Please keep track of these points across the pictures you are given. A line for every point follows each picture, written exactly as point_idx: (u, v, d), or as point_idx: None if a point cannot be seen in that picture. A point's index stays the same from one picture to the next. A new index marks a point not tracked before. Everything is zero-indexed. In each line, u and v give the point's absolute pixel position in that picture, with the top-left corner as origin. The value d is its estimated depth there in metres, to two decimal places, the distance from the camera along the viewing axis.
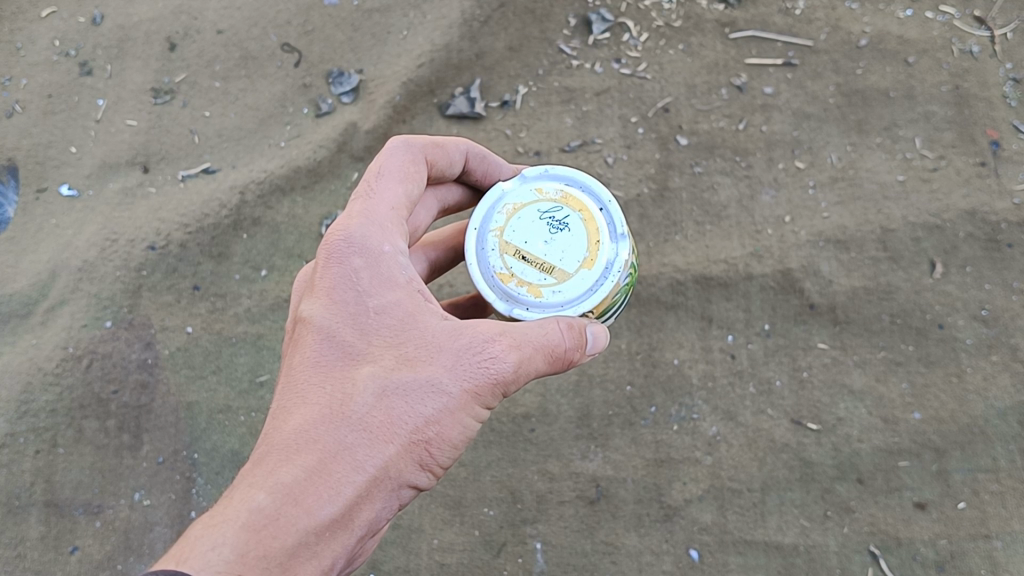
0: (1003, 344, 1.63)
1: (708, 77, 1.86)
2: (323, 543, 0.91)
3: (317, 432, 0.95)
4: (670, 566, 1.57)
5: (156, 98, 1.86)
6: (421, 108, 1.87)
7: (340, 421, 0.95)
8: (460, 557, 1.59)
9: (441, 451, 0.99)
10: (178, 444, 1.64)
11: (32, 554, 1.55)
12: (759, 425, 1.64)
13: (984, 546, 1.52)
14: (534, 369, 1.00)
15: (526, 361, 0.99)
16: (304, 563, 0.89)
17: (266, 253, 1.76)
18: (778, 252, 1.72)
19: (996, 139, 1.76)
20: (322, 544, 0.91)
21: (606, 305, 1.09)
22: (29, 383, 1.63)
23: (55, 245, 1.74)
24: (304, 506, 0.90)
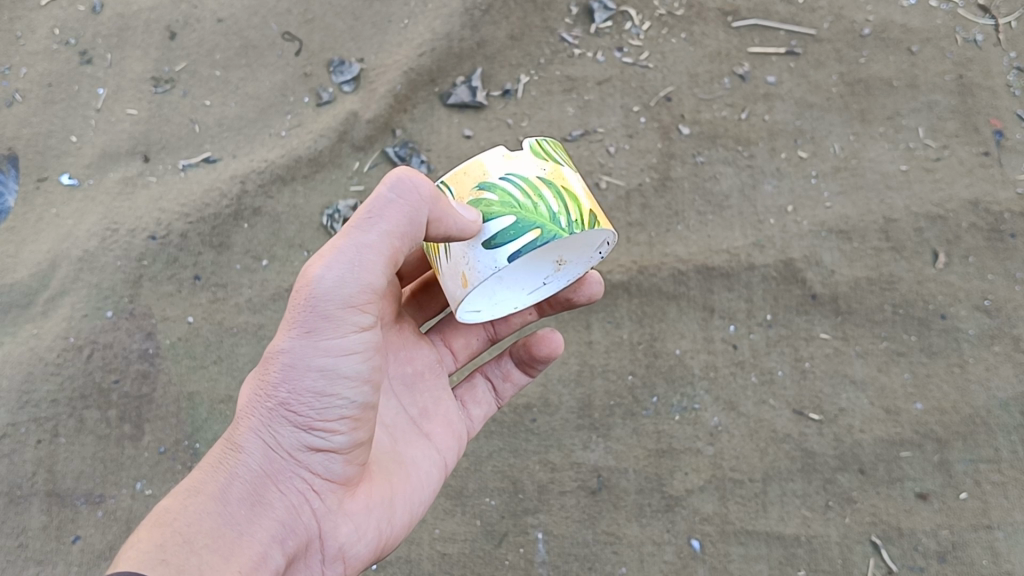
0: (1006, 335, 1.65)
1: (710, 66, 1.85)
2: (234, 518, 1.00)
3: (225, 440, 1.07)
4: (672, 556, 1.58)
5: (156, 87, 1.85)
6: (422, 98, 1.86)
7: (234, 424, 1.07)
8: (462, 547, 1.58)
9: (322, 392, 1.02)
10: (180, 434, 1.63)
11: (33, 544, 1.56)
12: (761, 415, 1.64)
13: (986, 536, 1.55)
14: (351, 264, 0.99)
15: (335, 269, 0.98)
16: (220, 536, 0.98)
17: (268, 243, 1.75)
18: (780, 242, 1.72)
19: (1000, 129, 1.77)
20: (234, 519, 1.00)
21: (472, 196, 1.09)
22: (30, 373, 1.63)
23: (56, 235, 1.74)
24: (203, 496, 1.01)
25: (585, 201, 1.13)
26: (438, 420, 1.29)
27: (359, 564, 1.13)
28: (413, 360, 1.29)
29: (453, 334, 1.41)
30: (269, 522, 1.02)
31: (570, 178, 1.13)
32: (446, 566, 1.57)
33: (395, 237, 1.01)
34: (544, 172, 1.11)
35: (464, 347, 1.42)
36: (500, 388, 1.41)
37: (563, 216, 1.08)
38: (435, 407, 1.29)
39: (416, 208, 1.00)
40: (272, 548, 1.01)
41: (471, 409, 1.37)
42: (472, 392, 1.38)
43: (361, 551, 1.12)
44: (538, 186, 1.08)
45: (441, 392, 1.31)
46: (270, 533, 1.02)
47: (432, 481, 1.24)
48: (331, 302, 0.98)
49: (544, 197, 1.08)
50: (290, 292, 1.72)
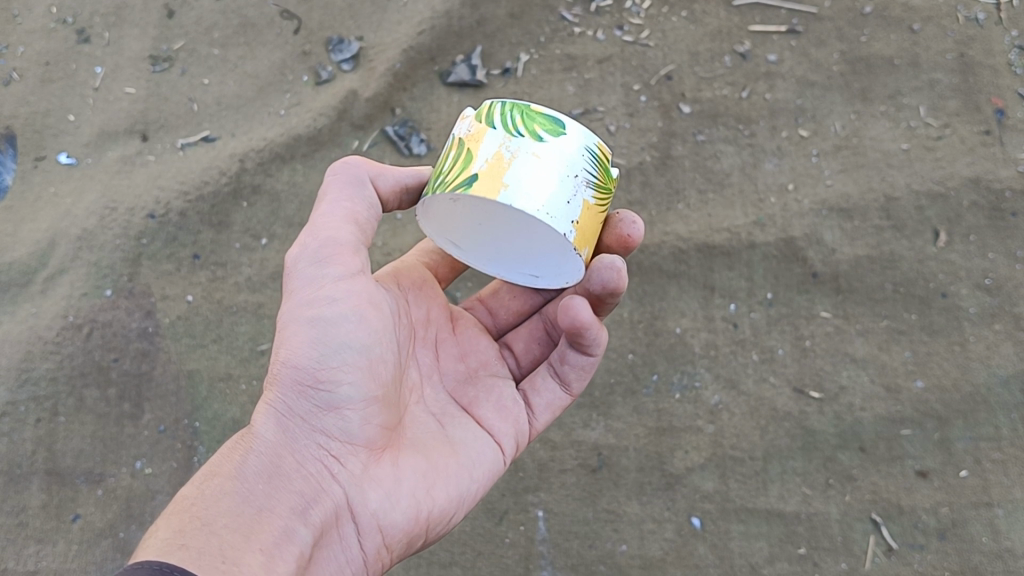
0: (1006, 314, 1.65)
1: (711, 45, 1.85)
2: (255, 494, 1.00)
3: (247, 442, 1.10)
4: (672, 533, 1.58)
5: (155, 66, 1.84)
6: (421, 76, 1.85)
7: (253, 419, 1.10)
8: (462, 526, 1.58)
9: (320, 351, 1.06)
10: (179, 413, 1.63)
11: (34, 522, 1.55)
12: (762, 393, 1.63)
13: (986, 513, 1.55)
14: (312, 225, 1.11)
15: (307, 241, 1.10)
16: (240, 515, 0.97)
17: (267, 222, 1.75)
18: (781, 220, 1.72)
19: (1001, 107, 1.76)
20: (252, 493, 1.00)
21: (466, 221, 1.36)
22: (29, 352, 1.62)
23: (54, 214, 1.73)
24: (221, 476, 1.01)
25: (483, 164, 1.07)
26: (492, 403, 1.25)
27: (403, 539, 1.09)
28: (464, 358, 1.29)
29: (515, 337, 1.37)
30: (289, 493, 1.02)
31: (489, 141, 1.08)
32: (447, 543, 1.57)
33: (353, 204, 1.13)
34: (467, 133, 1.11)
35: (526, 353, 1.35)
36: (561, 372, 1.27)
37: (444, 176, 1.11)
38: (490, 393, 1.26)
39: (357, 174, 1.15)
40: (296, 520, 1.00)
41: (532, 397, 1.29)
42: (533, 381, 1.30)
43: (401, 520, 1.08)
44: (455, 145, 1.13)
45: (500, 384, 1.28)
46: (290, 504, 1.01)
47: (487, 457, 1.20)
48: (308, 267, 1.09)
49: (450, 157, 1.13)
50: None
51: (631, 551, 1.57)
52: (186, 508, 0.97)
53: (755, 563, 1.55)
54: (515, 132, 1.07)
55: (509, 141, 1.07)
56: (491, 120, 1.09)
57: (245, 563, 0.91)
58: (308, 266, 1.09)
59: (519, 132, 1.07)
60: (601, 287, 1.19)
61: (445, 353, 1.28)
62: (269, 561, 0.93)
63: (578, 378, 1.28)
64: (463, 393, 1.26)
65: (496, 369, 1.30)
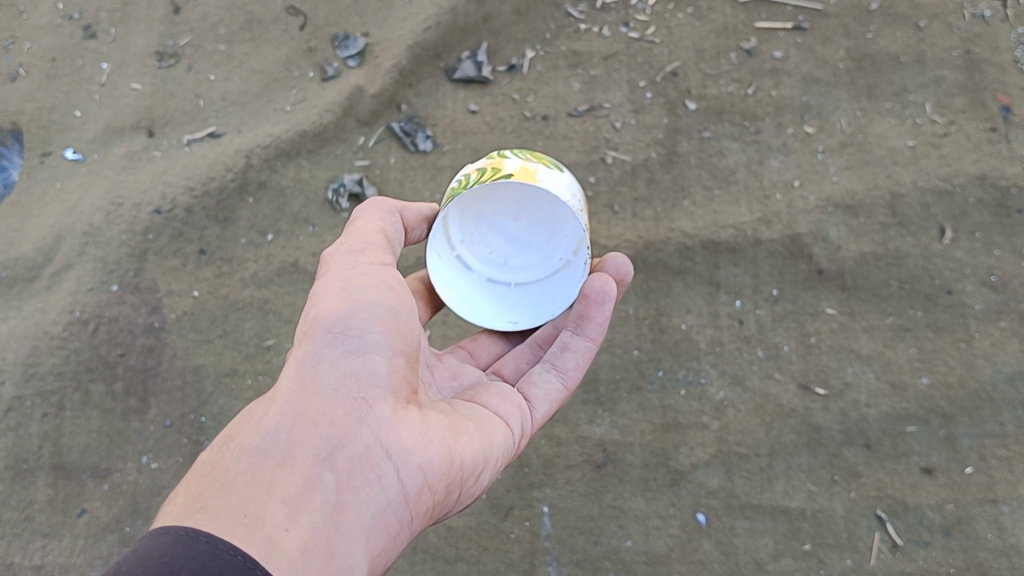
0: (1013, 310, 1.65)
1: (717, 41, 1.84)
2: (282, 442, 1.00)
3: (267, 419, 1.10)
4: (677, 529, 1.58)
5: (160, 62, 1.84)
6: (427, 73, 1.85)
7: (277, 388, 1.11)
8: (468, 521, 1.58)
9: (344, 313, 1.10)
10: (186, 408, 1.64)
11: (40, 517, 1.57)
12: (767, 390, 1.63)
13: (992, 510, 1.55)
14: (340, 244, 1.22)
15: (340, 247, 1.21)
16: (262, 470, 0.97)
17: (272, 218, 1.75)
18: (787, 217, 1.71)
19: (1007, 105, 1.76)
20: (275, 445, 1.00)
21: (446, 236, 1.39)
22: (36, 347, 1.63)
23: (60, 210, 1.73)
24: (241, 440, 1.01)
25: (514, 167, 1.23)
26: (495, 393, 1.29)
27: (434, 491, 1.07)
28: (457, 377, 1.35)
29: (503, 364, 1.42)
30: (315, 438, 1.01)
31: (512, 163, 1.25)
32: (452, 538, 1.57)
33: (385, 219, 1.26)
34: (484, 165, 1.28)
35: (517, 374, 1.41)
36: (560, 360, 1.37)
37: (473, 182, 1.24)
38: (492, 388, 1.31)
39: (389, 205, 1.29)
40: (322, 467, 0.99)
41: (533, 390, 1.34)
42: (529, 378, 1.36)
43: (433, 460, 1.06)
44: (471, 172, 1.28)
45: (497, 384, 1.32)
46: (315, 448, 1.00)
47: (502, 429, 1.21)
48: (340, 264, 1.18)
49: (469, 178, 1.26)
50: (295, 266, 1.72)
51: (636, 546, 1.57)
52: (208, 473, 0.98)
53: (759, 559, 1.56)
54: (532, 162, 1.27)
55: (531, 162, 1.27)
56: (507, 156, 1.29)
57: (268, 515, 0.91)
58: (342, 262, 1.18)
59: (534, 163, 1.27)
60: (615, 272, 1.39)
61: (438, 371, 1.34)
62: (292, 511, 0.93)
63: (576, 366, 1.38)
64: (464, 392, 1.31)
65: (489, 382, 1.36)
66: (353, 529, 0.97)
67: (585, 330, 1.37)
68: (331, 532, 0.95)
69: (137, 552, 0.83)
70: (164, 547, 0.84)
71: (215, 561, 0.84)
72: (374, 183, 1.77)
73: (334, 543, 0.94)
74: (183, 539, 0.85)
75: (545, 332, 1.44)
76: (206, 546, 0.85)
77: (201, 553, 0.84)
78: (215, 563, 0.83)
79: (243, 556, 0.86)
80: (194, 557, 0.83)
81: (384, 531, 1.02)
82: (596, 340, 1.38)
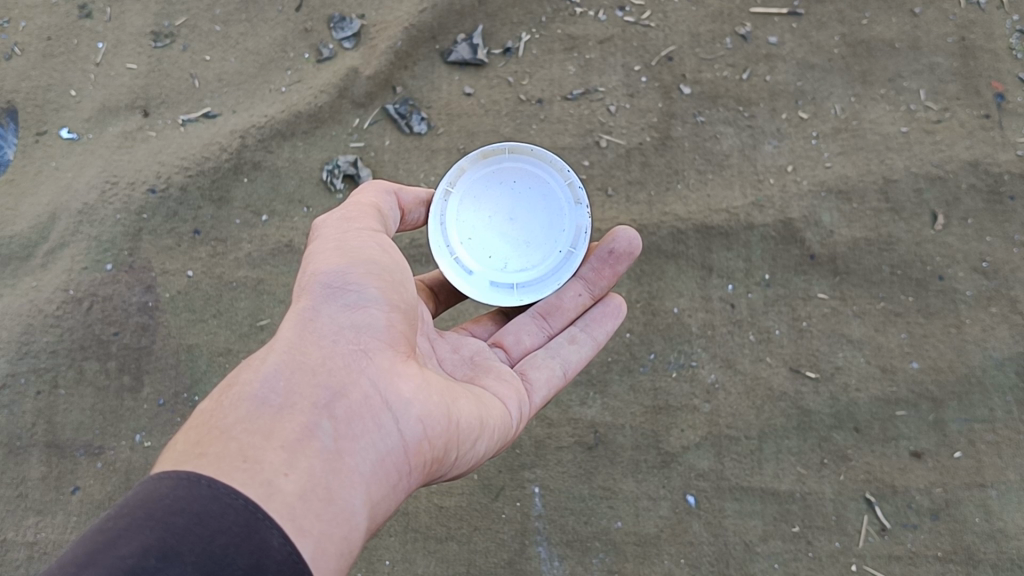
0: (1003, 296, 1.65)
1: (712, 26, 1.84)
2: (282, 389, 1.00)
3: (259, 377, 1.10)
4: (667, 511, 1.59)
5: (156, 42, 1.85)
6: (423, 55, 1.85)
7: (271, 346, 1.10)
8: (459, 501, 1.60)
9: (340, 272, 1.12)
10: (179, 387, 1.64)
11: (34, 494, 1.58)
12: (758, 373, 1.64)
13: (980, 494, 1.56)
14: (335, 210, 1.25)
15: (332, 217, 1.21)
16: (263, 414, 0.97)
17: (267, 198, 1.75)
18: (780, 202, 1.72)
19: (1001, 91, 1.77)
20: (275, 392, 1.00)
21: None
22: (30, 325, 1.64)
23: (55, 188, 1.73)
24: (240, 386, 1.01)
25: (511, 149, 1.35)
26: (495, 377, 1.30)
27: (432, 448, 1.07)
28: (459, 349, 1.34)
29: (503, 334, 1.41)
30: (314, 387, 1.01)
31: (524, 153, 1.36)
32: (443, 518, 1.59)
33: (377, 198, 1.25)
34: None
35: (517, 344, 1.40)
36: (564, 351, 1.39)
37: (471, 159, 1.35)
38: (491, 372, 1.31)
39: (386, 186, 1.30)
40: (321, 415, 0.99)
41: (532, 372, 1.35)
42: (532, 360, 1.37)
43: (434, 418, 1.07)
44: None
45: (496, 364, 1.34)
46: (315, 398, 1.01)
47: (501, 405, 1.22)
48: (332, 232, 1.18)
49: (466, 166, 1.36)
50: (289, 246, 1.72)
51: (626, 527, 1.58)
52: (204, 420, 0.97)
53: (748, 541, 1.57)
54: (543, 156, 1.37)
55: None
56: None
57: (268, 459, 0.91)
58: (336, 227, 1.18)
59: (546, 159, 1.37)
60: (626, 245, 1.41)
61: (441, 344, 1.33)
62: (292, 457, 0.93)
63: (578, 359, 1.39)
64: (462, 370, 1.30)
65: (489, 356, 1.36)
66: (351, 476, 0.97)
67: (591, 330, 1.41)
68: (330, 477, 0.95)
69: (137, 499, 0.82)
70: (166, 490, 0.83)
71: (216, 503, 0.83)
72: (368, 165, 1.78)
73: (333, 488, 0.94)
74: (184, 482, 0.84)
75: (548, 301, 1.42)
76: (208, 489, 0.84)
77: (203, 496, 0.83)
78: (217, 505, 0.82)
79: (244, 498, 0.85)
80: (196, 499, 0.82)
81: (382, 484, 1.01)
82: (599, 344, 1.42)
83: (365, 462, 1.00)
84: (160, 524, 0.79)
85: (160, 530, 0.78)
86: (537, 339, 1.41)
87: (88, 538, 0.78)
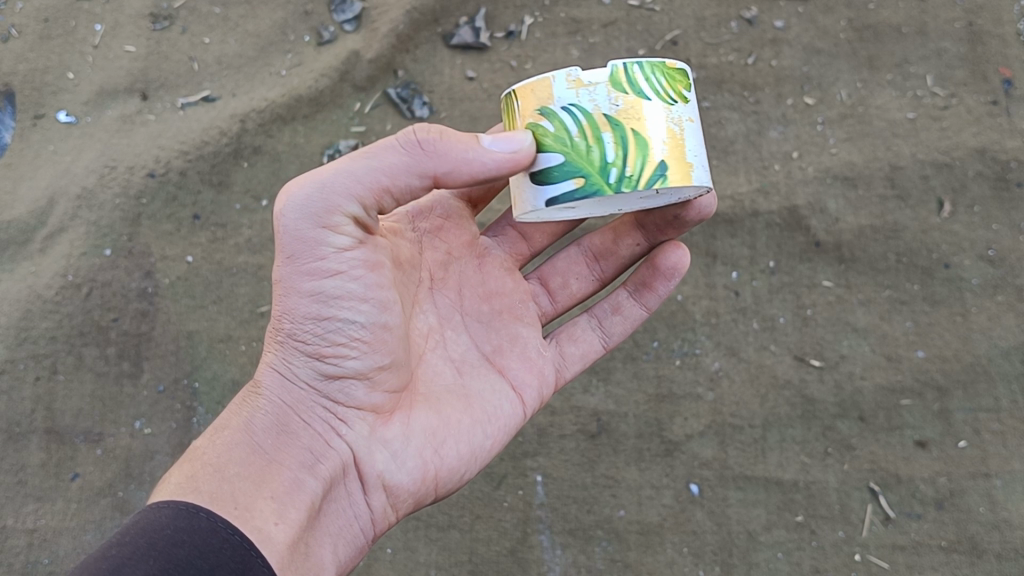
0: (1009, 285, 1.64)
1: (718, 10, 1.81)
2: (259, 449, 1.08)
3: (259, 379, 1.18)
4: (670, 500, 1.58)
5: (156, 24, 1.82)
6: (424, 38, 1.83)
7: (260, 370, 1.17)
8: (460, 489, 1.58)
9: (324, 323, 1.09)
10: (179, 373, 1.63)
11: (33, 480, 1.57)
12: (762, 361, 1.63)
13: (984, 484, 1.55)
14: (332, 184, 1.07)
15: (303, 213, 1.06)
16: (249, 465, 1.05)
17: (268, 182, 1.73)
18: (785, 188, 1.71)
19: (1009, 78, 1.74)
20: (258, 449, 1.08)
21: (532, 118, 1.06)
22: (28, 310, 1.62)
23: (54, 172, 1.72)
24: (231, 429, 1.10)
25: (665, 147, 1.04)
26: (518, 353, 1.27)
27: (413, 495, 1.15)
28: (489, 297, 1.29)
29: (549, 274, 1.40)
30: (293, 448, 1.08)
31: (655, 117, 1.04)
32: (444, 506, 1.58)
33: (390, 177, 1.06)
34: (616, 109, 1.03)
35: (563, 288, 1.40)
36: (609, 322, 1.38)
37: (616, 168, 1.03)
38: (515, 343, 1.28)
39: (425, 149, 1.06)
40: (302, 473, 1.07)
41: (568, 347, 1.36)
42: (572, 332, 1.37)
43: (408, 479, 1.14)
44: (599, 126, 1.03)
45: (523, 330, 1.29)
46: (297, 458, 1.08)
47: (502, 411, 1.22)
48: (305, 243, 1.05)
49: (600, 141, 1.03)
50: None
51: (629, 516, 1.57)
52: (200, 458, 1.07)
53: (751, 530, 1.56)
54: (671, 99, 1.06)
55: (670, 111, 1.06)
56: (639, 87, 1.04)
57: (256, 509, 1.00)
58: (304, 238, 1.05)
59: (671, 99, 1.06)
60: (697, 214, 1.28)
61: (470, 291, 1.28)
62: (280, 508, 1.02)
63: (620, 333, 1.39)
64: (486, 338, 1.26)
65: (520, 309, 1.31)
66: (327, 534, 1.08)
67: (642, 299, 1.37)
68: (309, 537, 1.05)
69: (141, 527, 0.93)
70: (166, 520, 0.94)
71: (216, 537, 0.94)
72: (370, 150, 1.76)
73: (311, 545, 1.05)
74: (183, 512, 0.96)
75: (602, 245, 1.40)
76: (205, 521, 0.95)
77: (200, 528, 0.94)
78: (214, 539, 0.94)
79: (240, 534, 0.96)
80: (194, 531, 0.94)
81: (359, 530, 1.13)
82: (650, 310, 1.38)
83: (336, 521, 1.10)
84: (162, 554, 0.90)
85: (162, 560, 0.89)
86: (585, 283, 1.41)
87: (96, 559, 0.90)
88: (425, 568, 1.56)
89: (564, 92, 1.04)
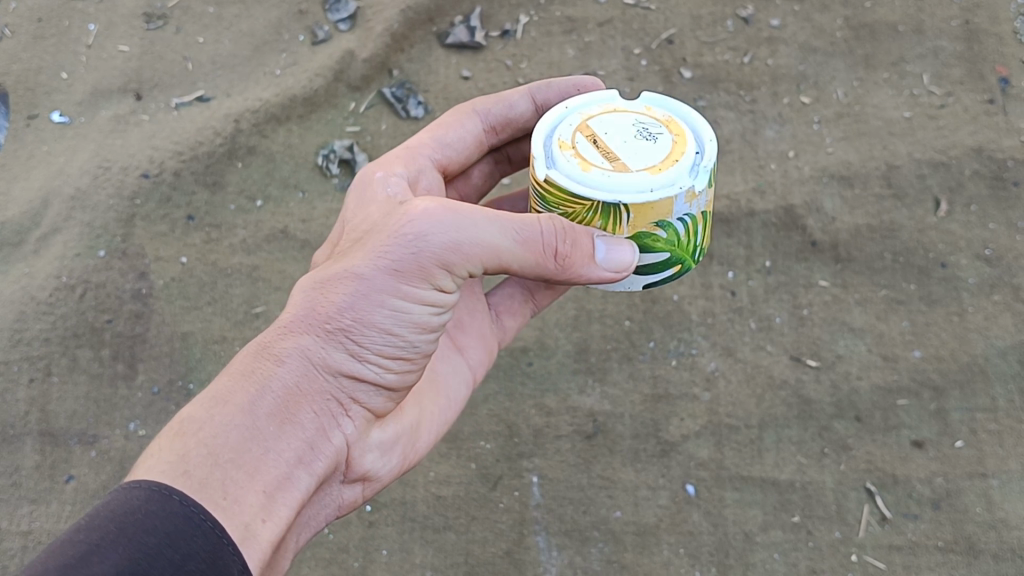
0: (1005, 284, 1.63)
1: (713, 9, 1.89)
2: (262, 436, 0.91)
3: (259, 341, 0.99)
4: (666, 500, 1.53)
5: (148, 24, 1.87)
6: (419, 38, 1.87)
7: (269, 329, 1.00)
8: (456, 490, 1.55)
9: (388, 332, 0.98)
10: (173, 374, 1.57)
11: (27, 483, 1.49)
12: (759, 361, 1.63)
13: (981, 484, 1.50)
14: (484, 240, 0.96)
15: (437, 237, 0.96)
16: (250, 452, 0.90)
17: (262, 183, 1.74)
18: (780, 188, 1.73)
19: (1005, 76, 1.78)
20: (264, 438, 0.91)
21: (645, 228, 0.98)
22: (22, 313, 1.60)
23: (47, 172, 1.71)
24: (234, 406, 0.92)
25: None
26: (477, 330, 1.24)
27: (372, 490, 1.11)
28: None
29: None
30: (299, 440, 0.94)
31: None
32: (440, 507, 1.54)
33: (518, 264, 0.99)
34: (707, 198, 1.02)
35: None
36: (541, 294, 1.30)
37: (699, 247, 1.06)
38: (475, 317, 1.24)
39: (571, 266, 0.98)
40: (299, 468, 0.93)
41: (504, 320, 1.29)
42: (504, 301, 1.29)
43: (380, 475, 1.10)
44: (699, 219, 1.02)
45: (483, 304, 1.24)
46: (300, 450, 0.94)
47: (457, 395, 1.21)
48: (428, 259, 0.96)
49: (697, 231, 1.03)
50: (285, 232, 1.70)
51: (625, 517, 1.52)
52: (198, 432, 0.89)
53: (748, 531, 1.50)
54: None
55: None
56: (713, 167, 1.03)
57: (249, 502, 0.87)
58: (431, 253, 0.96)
59: None
60: None
61: None
62: (274, 507, 0.89)
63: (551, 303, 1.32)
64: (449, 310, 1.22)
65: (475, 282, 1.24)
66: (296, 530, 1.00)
67: None
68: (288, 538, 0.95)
69: (108, 508, 0.81)
70: (137, 504, 0.81)
71: (188, 524, 0.81)
72: (365, 150, 1.75)
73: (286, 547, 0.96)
74: (156, 495, 0.82)
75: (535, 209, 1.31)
76: (180, 506, 0.82)
77: (174, 513, 0.81)
78: (188, 527, 0.81)
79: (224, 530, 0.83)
80: (167, 516, 0.81)
81: (301, 533, 1.02)
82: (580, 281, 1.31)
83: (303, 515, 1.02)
84: (133, 542, 0.78)
85: (132, 550, 0.77)
86: None
87: (56, 549, 0.77)
88: (421, 570, 1.49)
89: (683, 205, 0.98)
